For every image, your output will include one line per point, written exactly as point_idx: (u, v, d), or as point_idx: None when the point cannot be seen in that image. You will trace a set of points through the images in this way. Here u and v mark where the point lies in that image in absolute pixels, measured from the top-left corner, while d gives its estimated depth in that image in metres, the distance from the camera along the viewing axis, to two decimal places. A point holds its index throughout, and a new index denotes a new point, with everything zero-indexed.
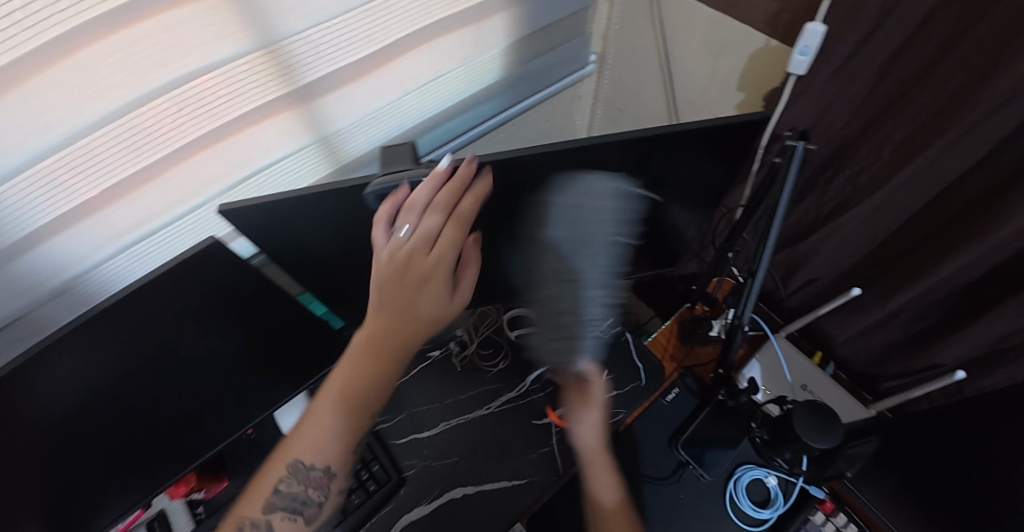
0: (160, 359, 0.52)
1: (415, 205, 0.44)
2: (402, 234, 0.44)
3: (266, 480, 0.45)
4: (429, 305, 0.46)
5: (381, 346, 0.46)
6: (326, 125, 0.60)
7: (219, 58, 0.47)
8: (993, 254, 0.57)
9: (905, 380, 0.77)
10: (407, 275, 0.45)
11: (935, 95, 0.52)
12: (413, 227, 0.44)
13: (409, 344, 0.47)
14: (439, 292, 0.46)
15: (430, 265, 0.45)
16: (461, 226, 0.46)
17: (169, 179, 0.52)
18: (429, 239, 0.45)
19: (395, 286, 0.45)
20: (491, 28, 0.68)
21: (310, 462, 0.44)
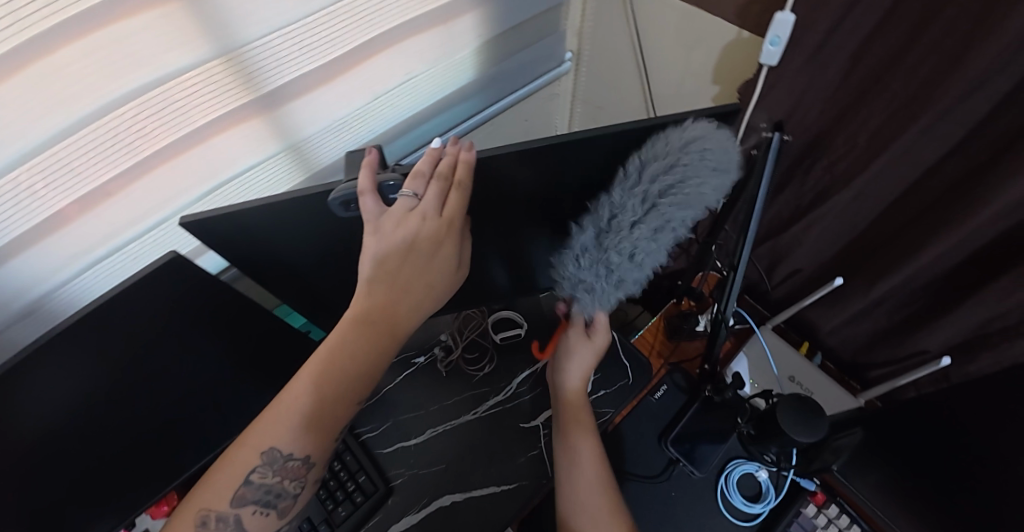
0: (132, 379, 0.50)
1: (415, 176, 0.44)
2: (406, 200, 0.44)
3: (233, 470, 0.42)
4: (439, 269, 0.47)
5: (375, 322, 0.45)
6: (295, 132, 0.60)
7: (177, 67, 0.46)
8: (973, 239, 0.57)
9: (892, 368, 0.77)
10: (414, 243, 0.44)
11: (908, 80, 0.51)
12: (417, 195, 0.45)
13: (404, 319, 0.46)
14: (448, 258, 0.47)
15: (439, 231, 0.45)
16: (465, 192, 0.45)
17: (132, 193, 0.52)
18: (435, 206, 0.44)
19: (400, 254, 0.44)
20: (461, 28, 0.68)
21: (287, 451, 0.43)
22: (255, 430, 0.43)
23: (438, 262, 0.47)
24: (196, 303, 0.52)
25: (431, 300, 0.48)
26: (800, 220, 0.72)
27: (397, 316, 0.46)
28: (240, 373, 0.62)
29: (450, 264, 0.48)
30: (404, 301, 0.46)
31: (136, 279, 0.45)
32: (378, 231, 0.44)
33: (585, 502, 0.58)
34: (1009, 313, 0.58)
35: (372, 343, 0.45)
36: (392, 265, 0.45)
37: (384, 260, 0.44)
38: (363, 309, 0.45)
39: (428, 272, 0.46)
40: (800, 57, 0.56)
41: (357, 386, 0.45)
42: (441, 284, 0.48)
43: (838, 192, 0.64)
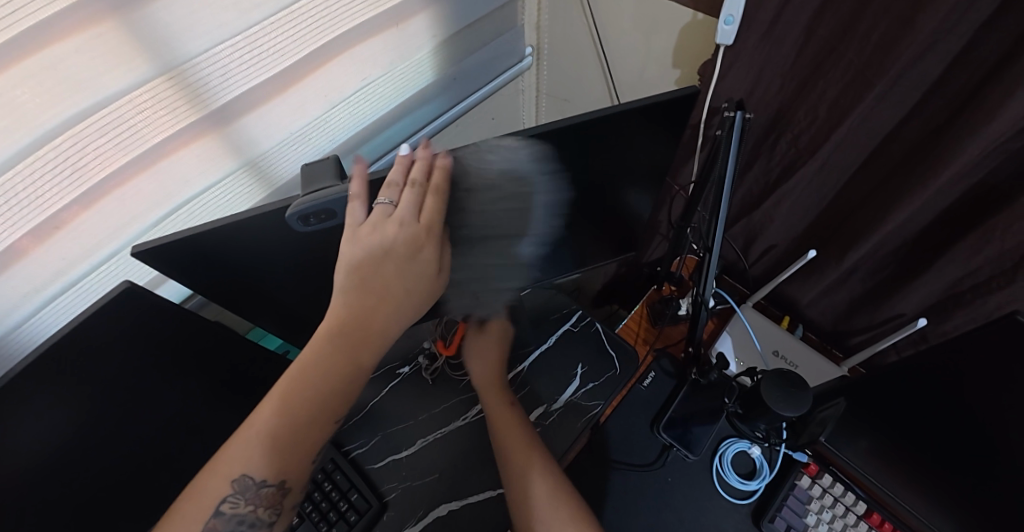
0: (98, 418, 0.48)
1: (394, 178, 0.44)
2: (384, 208, 0.43)
3: (205, 501, 0.41)
4: (414, 278, 0.45)
5: (353, 333, 0.44)
6: (251, 147, 0.58)
7: (116, 90, 0.44)
8: (938, 199, 0.58)
9: (872, 333, 0.78)
10: (391, 247, 0.43)
11: (861, 49, 0.52)
12: (392, 202, 0.44)
13: (382, 329, 0.45)
14: (430, 262, 0.45)
15: (418, 235, 0.44)
16: (441, 196, 0.45)
17: (82, 224, 0.50)
18: (414, 210, 0.44)
19: (376, 258, 0.43)
20: (413, 30, 0.67)
21: (260, 478, 0.41)
22: (225, 458, 0.41)
23: (419, 265, 0.45)
24: (150, 336, 0.50)
25: (411, 306, 0.46)
26: (770, 196, 0.72)
27: (374, 327, 0.44)
28: (215, 400, 0.60)
29: (432, 268, 0.46)
30: (381, 311, 0.44)
31: (89, 314, 0.44)
32: (357, 231, 0.43)
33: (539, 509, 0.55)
34: (979, 270, 0.59)
35: (350, 356, 0.43)
36: (366, 269, 0.43)
37: (359, 265, 0.43)
38: (340, 320, 0.44)
39: (405, 280, 0.44)
40: (755, 35, 0.56)
41: (334, 401, 0.43)
42: (419, 292, 0.46)
43: (803, 165, 0.65)
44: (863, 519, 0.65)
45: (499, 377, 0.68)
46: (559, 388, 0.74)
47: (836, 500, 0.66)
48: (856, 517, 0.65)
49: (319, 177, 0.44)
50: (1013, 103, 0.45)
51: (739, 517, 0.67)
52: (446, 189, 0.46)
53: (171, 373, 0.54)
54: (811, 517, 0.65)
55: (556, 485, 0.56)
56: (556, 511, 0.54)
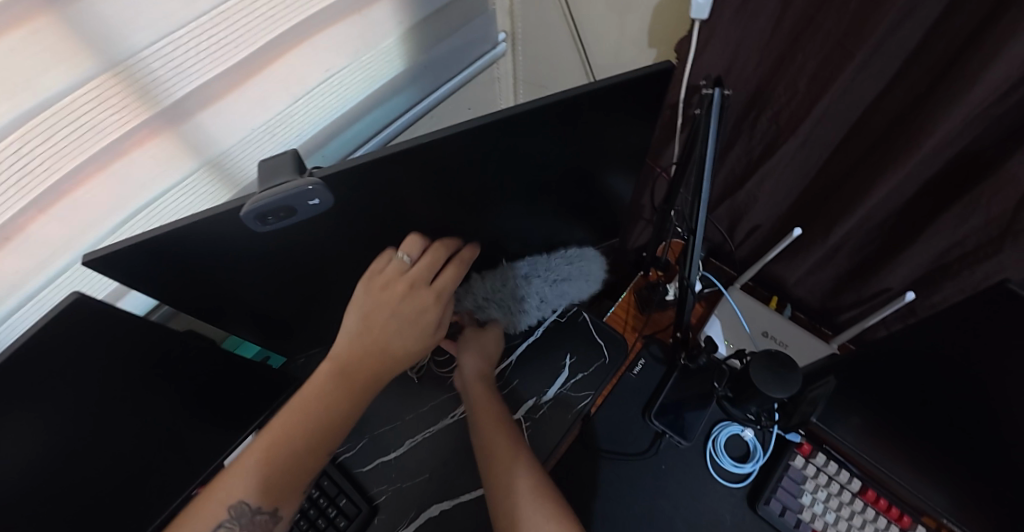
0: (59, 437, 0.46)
1: (413, 235, 0.53)
2: (407, 261, 0.53)
3: (202, 523, 0.45)
4: (414, 330, 0.53)
5: (353, 378, 0.51)
6: (211, 145, 0.56)
7: (58, 89, 0.42)
8: (922, 170, 0.57)
9: (860, 309, 0.77)
10: (400, 305, 0.52)
11: (839, 17, 0.51)
12: (413, 258, 0.54)
13: (379, 376, 0.52)
14: (430, 321, 0.54)
15: (428, 296, 0.53)
16: (457, 271, 0.56)
17: (33, 234, 0.47)
18: (429, 274, 0.54)
19: (385, 311, 0.52)
20: (378, 16, 0.64)
21: (255, 505, 0.46)
22: (223, 484, 0.46)
23: (421, 321, 0.53)
24: (116, 349, 0.48)
25: (404, 358, 0.53)
26: (753, 175, 0.71)
27: (372, 373, 0.52)
28: (188, 409, 0.58)
29: (431, 325, 0.54)
30: (379, 360, 0.52)
31: (37, 331, 0.42)
32: (382, 278, 0.53)
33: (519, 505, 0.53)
34: (966, 239, 0.58)
35: (348, 399, 0.50)
36: (373, 323, 0.52)
37: (370, 314, 0.52)
38: (342, 366, 0.51)
39: (403, 335, 0.52)
40: (730, 9, 0.54)
41: (329, 437, 0.49)
42: (415, 345, 0.53)
43: (785, 142, 0.64)
44: (858, 496, 0.65)
45: (488, 379, 0.69)
46: (547, 381, 0.73)
47: (831, 479, 0.66)
48: (851, 494, 0.65)
49: (277, 172, 0.41)
50: (994, 67, 0.44)
51: (734, 501, 0.67)
52: (462, 268, 0.57)
53: (139, 386, 0.52)
54: (806, 497, 0.65)
55: (539, 482, 0.55)
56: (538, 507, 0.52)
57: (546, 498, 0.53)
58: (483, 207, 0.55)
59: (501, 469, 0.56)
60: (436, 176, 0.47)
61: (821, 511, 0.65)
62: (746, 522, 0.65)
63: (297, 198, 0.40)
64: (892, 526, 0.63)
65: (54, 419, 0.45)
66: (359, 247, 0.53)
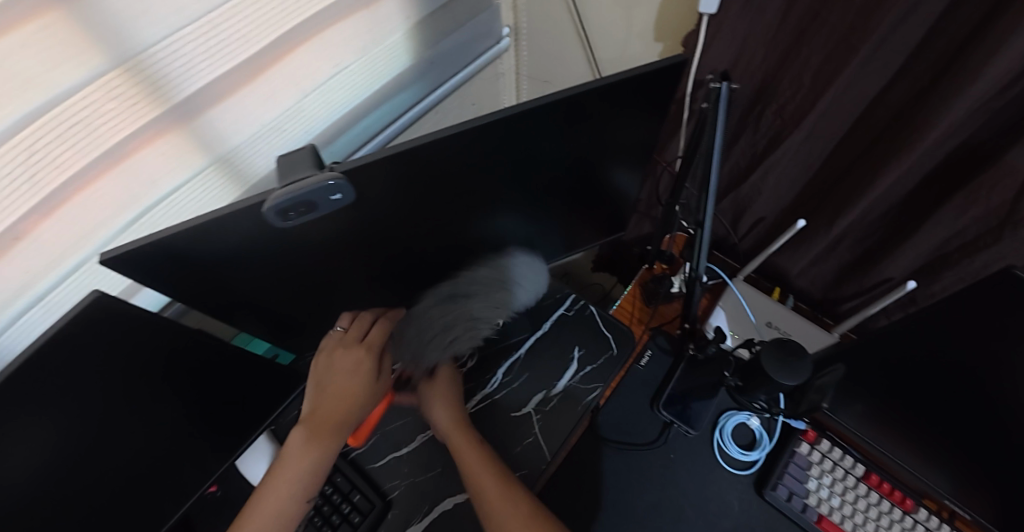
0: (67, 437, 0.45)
1: (346, 313, 0.63)
2: (341, 329, 0.64)
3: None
4: (357, 382, 0.61)
5: (321, 429, 0.60)
6: (221, 143, 0.55)
7: (68, 86, 0.42)
8: (923, 162, 0.58)
9: (861, 299, 0.79)
10: (338, 364, 0.62)
11: (845, 12, 0.51)
12: (346, 326, 0.64)
13: (342, 425, 0.61)
14: (368, 373, 0.62)
15: (361, 352, 0.62)
16: (388, 322, 0.64)
17: (43, 235, 0.47)
18: (360, 334, 0.63)
19: (332, 373, 0.62)
20: (385, 12, 0.64)
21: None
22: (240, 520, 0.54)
23: (358, 376, 0.61)
24: (137, 348, 0.49)
25: (358, 407, 0.61)
26: (757, 168, 0.72)
27: (335, 422, 0.60)
28: (201, 408, 0.58)
29: (370, 375, 0.62)
30: (338, 410, 0.61)
31: (56, 331, 0.42)
32: (327, 351, 0.64)
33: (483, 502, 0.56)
34: (967, 229, 0.60)
35: (316, 449, 0.58)
36: (325, 385, 0.62)
37: (323, 379, 0.62)
38: (311, 423, 0.60)
39: (349, 388, 0.61)
40: (738, 3, 0.55)
41: (313, 477, 0.58)
42: (363, 391, 0.61)
43: (789, 135, 0.65)
44: (862, 480, 0.67)
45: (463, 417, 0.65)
46: (557, 374, 0.74)
47: (835, 465, 0.68)
48: (855, 479, 0.67)
49: (297, 167, 0.41)
50: (996, 62, 0.45)
51: (741, 487, 0.68)
52: (391, 322, 0.65)
53: (156, 386, 0.52)
54: (812, 482, 0.67)
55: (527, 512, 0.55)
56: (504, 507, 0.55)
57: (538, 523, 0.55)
58: (496, 201, 0.55)
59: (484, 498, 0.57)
60: (451, 169, 0.47)
61: (827, 496, 0.66)
62: (754, 508, 0.67)
63: (318, 193, 0.40)
64: (895, 510, 0.65)
65: (70, 419, 0.45)
66: (375, 243, 0.53)
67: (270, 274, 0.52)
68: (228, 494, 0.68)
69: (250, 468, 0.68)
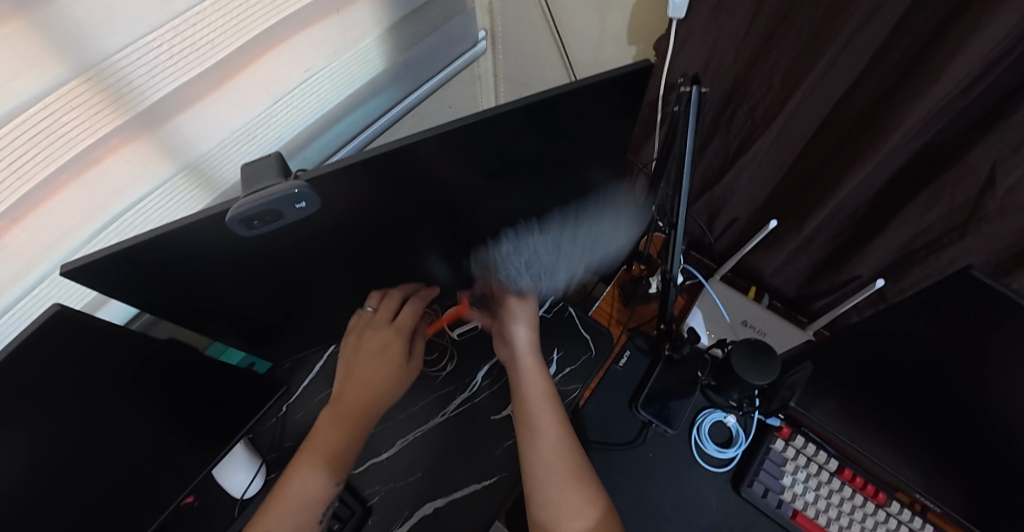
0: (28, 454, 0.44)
1: (375, 293, 0.63)
2: (370, 310, 0.64)
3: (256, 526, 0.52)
4: (390, 363, 0.62)
5: (344, 418, 0.59)
6: (187, 150, 0.54)
7: (28, 96, 0.41)
8: (889, 162, 0.59)
9: (833, 296, 0.80)
10: (370, 343, 0.63)
11: (811, 15, 0.52)
12: (376, 306, 0.64)
13: (369, 409, 0.60)
14: (399, 353, 0.63)
15: (390, 335, 0.63)
16: (416, 307, 0.64)
17: (6, 246, 0.46)
18: (389, 316, 0.64)
19: (360, 353, 0.63)
20: (357, 17, 0.64)
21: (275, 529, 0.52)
22: (265, 510, 0.53)
23: (389, 356, 0.62)
24: (103, 356, 0.47)
25: (385, 392, 0.62)
26: (730, 169, 0.73)
27: (363, 406, 0.60)
28: (174, 418, 0.56)
29: (400, 358, 0.63)
30: (364, 396, 0.61)
31: (21, 339, 0.41)
32: (357, 331, 0.65)
33: (546, 476, 0.55)
34: (932, 226, 0.61)
35: (341, 430, 0.58)
36: (353, 369, 0.62)
37: (352, 361, 0.63)
38: (337, 404, 0.60)
39: (378, 370, 0.62)
40: (707, 7, 0.56)
41: (341, 460, 0.57)
42: (395, 372, 0.62)
43: (759, 137, 0.66)
44: (836, 475, 0.68)
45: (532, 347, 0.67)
46: None
47: (809, 460, 0.69)
48: (829, 474, 0.68)
49: (263, 175, 0.41)
50: (954, 64, 0.46)
51: (718, 484, 0.69)
52: (423, 303, 0.65)
53: (126, 393, 0.51)
54: (787, 478, 0.68)
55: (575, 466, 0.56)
56: (559, 463, 0.56)
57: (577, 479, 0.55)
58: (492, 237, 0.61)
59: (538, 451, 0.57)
60: (419, 176, 0.47)
61: (802, 491, 0.67)
62: (730, 505, 0.68)
63: (283, 201, 0.40)
64: (868, 503, 0.66)
65: (41, 435, 0.45)
66: (347, 251, 0.54)
67: (242, 285, 0.52)
68: (206, 503, 0.67)
69: (226, 477, 0.66)
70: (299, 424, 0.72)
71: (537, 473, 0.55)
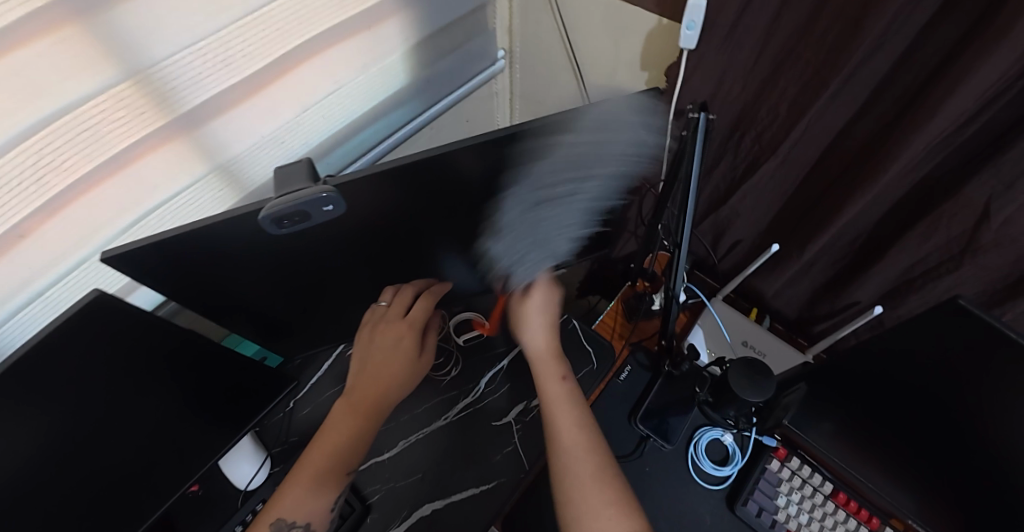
0: (55, 432, 0.46)
1: (389, 288, 0.65)
2: (384, 304, 0.65)
3: (269, 516, 0.53)
4: (405, 356, 0.64)
5: (356, 410, 0.61)
6: (220, 152, 0.58)
7: (80, 95, 0.44)
8: (889, 192, 0.61)
9: (833, 321, 0.81)
10: (382, 337, 0.64)
11: (818, 49, 0.55)
12: (389, 300, 0.65)
13: (382, 402, 0.62)
14: (412, 347, 0.64)
15: (404, 328, 0.64)
16: (428, 301, 0.66)
17: (46, 234, 0.49)
18: (403, 310, 0.65)
19: (374, 350, 0.64)
20: (387, 33, 0.68)
21: (291, 520, 0.53)
22: (278, 502, 0.54)
23: (402, 349, 0.64)
24: (131, 345, 0.50)
25: (398, 386, 0.63)
26: (735, 192, 0.75)
27: (375, 399, 0.61)
28: (197, 409, 0.60)
29: (414, 351, 0.65)
30: (376, 389, 0.62)
31: (59, 323, 0.44)
32: (370, 325, 0.65)
33: (575, 486, 0.55)
34: (928, 256, 0.63)
35: (353, 422, 0.60)
36: (366, 361, 0.63)
37: (366, 357, 0.64)
38: (350, 398, 0.62)
39: (389, 365, 0.63)
40: (718, 38, 0.59)
41: (352, 452, 0.59)
42: (408, 365, 0.64)
43: (765, 162, 0.68)
44: (830, 498, 0.68)
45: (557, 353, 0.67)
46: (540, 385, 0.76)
47: (804, 482, 0.68)
48: (823, 496, 0.68)
49: (292, 181, 0.44)
50: (951, 102, 0.48)
51: (713, 501, 0.70)
52: (435, 297, 0.67)
53: (147, 380, 0.53)
54: (781, 499, 0.68)
55: (601, 472, 0.56)
56: (592, 474, 0.55)
57: (602, 484, 0.55)
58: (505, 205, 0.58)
59: (569, 464, 0.56)
60: (438, 185, 0.50)
61: (795, 512, 0.67)
62: (724, 522, 0.69)
63: (312, 204, 0.43)
64: (861, 528, 0.66)
65: (69, 413, 0.47)
66: (364, 254, 0.56)
67: (262, 282, 0.55)
68: (211, 494, 0.69)
69: (232, 468, 0.68)
70: (305, 420, 0.75)
71: (568, 483, 0.55)
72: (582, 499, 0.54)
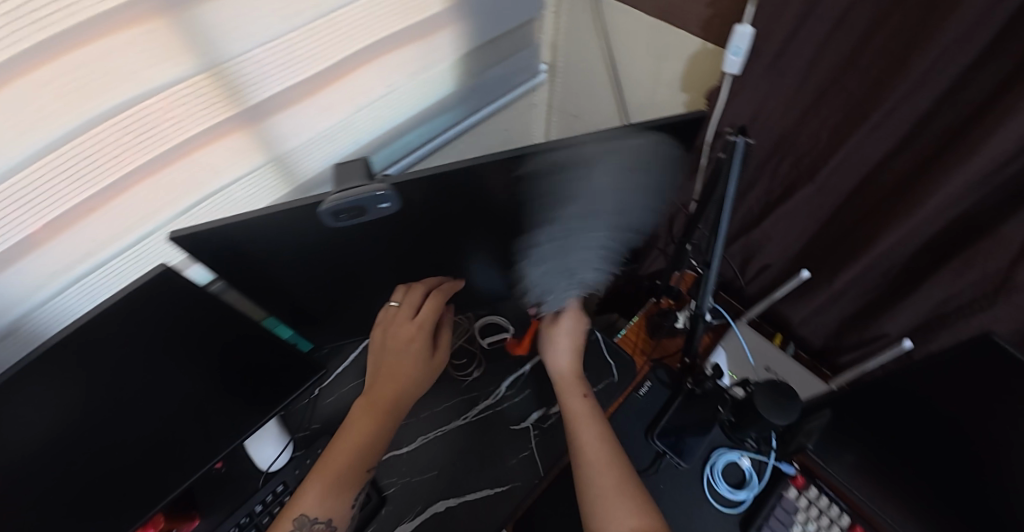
0: (104, 394, 0.49)
1: (400, 288, 0.65)
2: (394, 306, 0.66)
3: (291, 510, 0.55)
4: (415, 357, 0.65)
5: (377, 408, 0.62)
6: (279, 144, 0.61)
7: (160, 84, 0.48)
8: (925, 225, 0.61)
9: (860, 352, 0.80)
10: (394, 339, 0.65)
11: (862, 80, 0.56)
12: (399, 301, 0.66)
13: (400, 401, 0.64)
14: (421, 350, 0.65)
15: (413, 331, 0.65)
16: (438, 300, 0.66)
17: (113, 210, 0.53)
18: (411, 311, 0.65)
19: (387, 349, 0.65)
20: (440, 42, 0.71)
21: (313, 515, 0.55)
22: (298, 497, 0.56)
23: (411, 350, 0.65)
24: (192, 320, 0.53)
25: (412, 385, 0.65)
26: (768, 215, 0.76)
27: (394, 397, 0.63)
28: (233, 387, 0.62)
29: (425, 351, 0.66)
30: (394, 387, 0.64)
31: (126, 296, 0.46)
32: (383, 324, 0.66)
33: (600, 495, 0.56)
34: (962, 292, 0.63)
35: (375, 420, 0.62)
36: (382, 361, 0.65)
37: (379, 357, 0.65)
38: (369, 395, 0.63)
39: (401, 365, 0.64)
40: (762, 64, 0.60)
41: (374, 450, 0.60)
42: (421, 365, 0.65)
43: (800, 189, 0.69)
44: None
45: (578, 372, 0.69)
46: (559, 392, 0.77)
47: (821, 513, 0.67)
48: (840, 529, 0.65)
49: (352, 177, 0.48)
50: (993, 139, 0.49)
51: (726, 524, 0.69)
52: (445, 295, 0.67)
53: (193, 355, 0.56)
54: (796, 528, 0.67)
55: (623, 483, 0.56)
56: (616, 484, 0.56)
57: (621, 494, 0.55)
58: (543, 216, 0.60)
59: (591, 476, 0.57)
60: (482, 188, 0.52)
61: None
62: None
63: (367, 201, 0.46)
64: None
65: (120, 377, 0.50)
66: (403, 250, 0.59)
67: (304, 271, 0.57)
68: (234, 472, 0.71)
69: (256, 449, 0.71)
70: (328, 409, 0.77)
71: (589, 495, 0.56)
72: (605, 508, 0.55)
